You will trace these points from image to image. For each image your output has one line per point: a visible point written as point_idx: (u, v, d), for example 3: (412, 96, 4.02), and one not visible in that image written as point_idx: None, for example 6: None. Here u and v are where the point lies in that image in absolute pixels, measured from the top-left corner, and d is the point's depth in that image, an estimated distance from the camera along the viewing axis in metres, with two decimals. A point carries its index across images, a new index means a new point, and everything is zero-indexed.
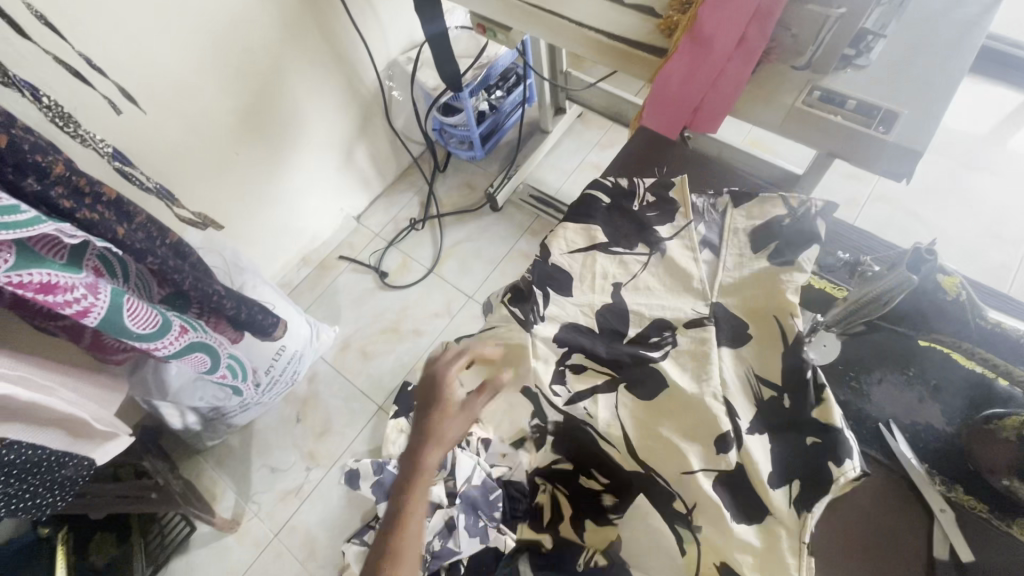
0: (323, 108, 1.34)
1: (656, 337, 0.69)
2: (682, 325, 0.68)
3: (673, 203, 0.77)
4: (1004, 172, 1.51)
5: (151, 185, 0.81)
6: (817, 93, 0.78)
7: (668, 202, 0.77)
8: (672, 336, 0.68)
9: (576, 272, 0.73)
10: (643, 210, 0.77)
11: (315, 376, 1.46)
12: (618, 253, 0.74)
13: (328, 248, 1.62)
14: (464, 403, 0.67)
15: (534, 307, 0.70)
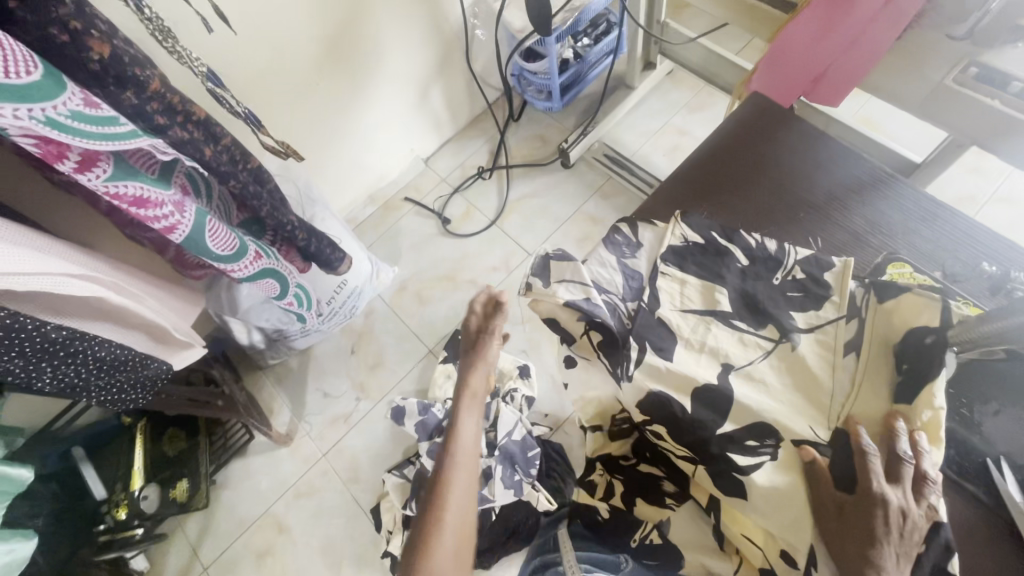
0: (405, 44, 1.31)
1: (756, 441, 0.56)
2: (787, 441, 0.56)
3: (827, 290, 0.62)
4: None
5: (238, 110, 0.80)
6: (973, 70, 0.66)
7: (819, 285, 0.63)
8: (774, 448, 0.56)
9: (683, 336, 0.61)
10: (783, 286, 0.64)
11: (371, 312, 1.50)
12: (740, 329, 0.61)
13: (395, 187, 1.62)
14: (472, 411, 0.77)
15: (625, 363, 0.60)
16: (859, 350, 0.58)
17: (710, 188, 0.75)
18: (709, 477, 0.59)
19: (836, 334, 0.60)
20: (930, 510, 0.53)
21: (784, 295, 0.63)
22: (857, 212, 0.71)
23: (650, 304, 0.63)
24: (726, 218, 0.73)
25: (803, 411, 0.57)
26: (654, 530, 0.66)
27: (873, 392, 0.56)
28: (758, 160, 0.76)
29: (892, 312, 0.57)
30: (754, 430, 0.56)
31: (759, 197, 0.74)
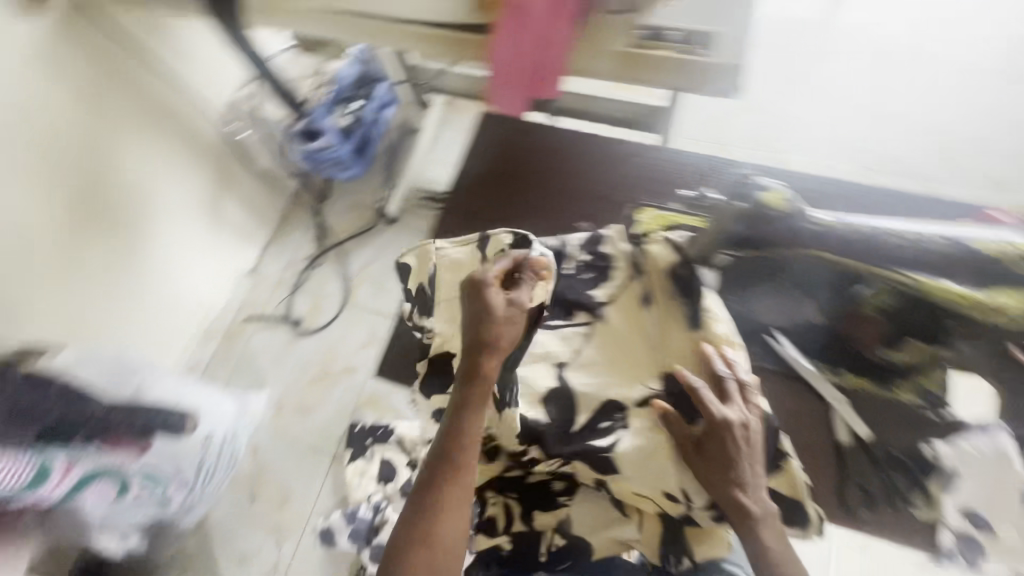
0: (164, 172, 1.23)
1: (607, 421, 0.68)
2: (632, 404, 0.69)
3: (608, 261, 0.76)
4: (843, 52, 1.60)
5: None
6: (640, 32, 0.78)
7: (601, 260, 0.76)
8: (623, 418, 0.68)
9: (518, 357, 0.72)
10: (578, 272, 0.76)
11: (256, 448, 1.37)
12: (557, 326, 0.75)
13: (228, 313, 1.51)
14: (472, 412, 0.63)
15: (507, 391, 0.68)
16: (653, 304, 0.71)
17: (495, 221, 0.80)
18: (586, 464, 0.68)
19: (632, 294, 0.74)
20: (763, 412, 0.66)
21: (578, 279, 0.76)
22: (613, 189, 0.82)
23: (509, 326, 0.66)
24: (518, 238, 0.79)
25: (630, 371, 0.71)
26: (557, 533, 0.71)
27: (675, 329, 0.69)
28: (523, 179, 0.83)
29: (656, 261, 0.70)
30: (605, 409, 0.69)
31: (537, 210, 0.81)
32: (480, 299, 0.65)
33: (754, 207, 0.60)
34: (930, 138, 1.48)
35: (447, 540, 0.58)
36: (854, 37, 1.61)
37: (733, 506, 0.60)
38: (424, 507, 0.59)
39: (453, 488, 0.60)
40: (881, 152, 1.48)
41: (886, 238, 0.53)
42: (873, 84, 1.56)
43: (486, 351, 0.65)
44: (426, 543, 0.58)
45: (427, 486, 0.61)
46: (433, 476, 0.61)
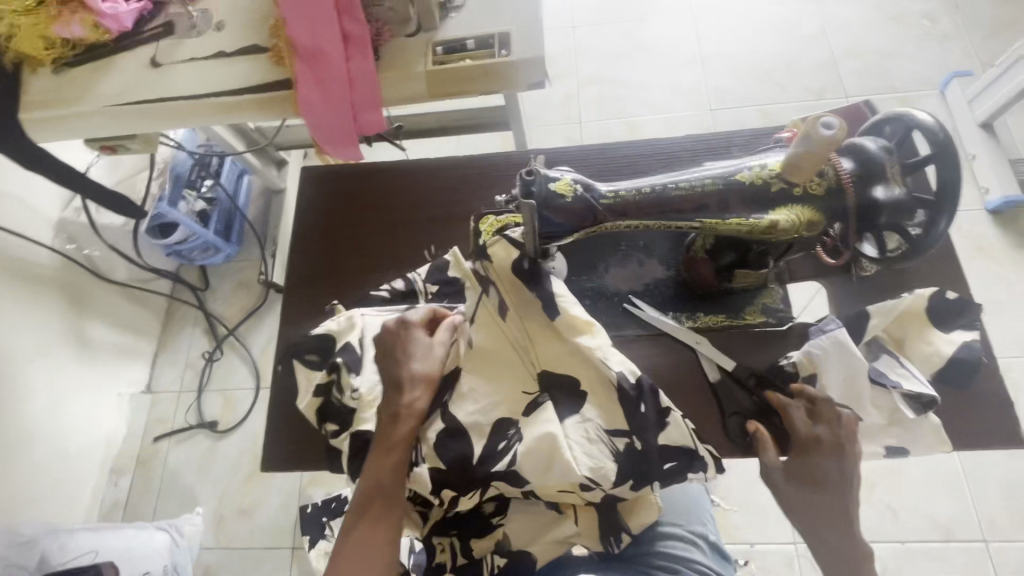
0: (2, 314, 1.10)
1: (503, 440, 0.55)
2: (522, 415, 0.56)
3: (457, 283, 0.62)
4: (659, 10, 1.72)
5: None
6: (441, 49, 0.80)
7: (450, 284, 0.61)
8: (518, 432, 0.55)
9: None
10: None
11: (208, 570, 1.27)
12: None
13: (135, 440, 1.38)
14: (396, 449, 0.52)
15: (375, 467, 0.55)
16: (507, 310, 0.58)
17: (322, 279, 0.67)
18: (502, 483, 0.55)
19: (488, 310, 0.59)
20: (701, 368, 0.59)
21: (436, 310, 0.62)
22: (437, 202, 0.69)
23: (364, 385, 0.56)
24: (358, 288, 0.66)
25: (510, 387, 0.58)
26: (497, 554, 0.60)
27: (541, 332, 0.58)
28: (339, 222, 0.69)
29: (498, 269, 0.58)
30: (499, 429, 0.56)
31: (360, 253, 0.68)
32: (405, 344, 0.55)
33: (541, 200, 0.49)
34: (753, 67, 1.62)
35: None
36: None
37: (668, 473, 0.53)
38: (331, 573, 0.50)
39: (366, 550, 0.50)
40: (716, 90, 1.61)
41: (676, 193, 0.51)
42: (693, 31, 1.68)
43: (412, 388, 0.54)
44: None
45: (343, 546, 0.51)
46: (349, 537, 0.51)
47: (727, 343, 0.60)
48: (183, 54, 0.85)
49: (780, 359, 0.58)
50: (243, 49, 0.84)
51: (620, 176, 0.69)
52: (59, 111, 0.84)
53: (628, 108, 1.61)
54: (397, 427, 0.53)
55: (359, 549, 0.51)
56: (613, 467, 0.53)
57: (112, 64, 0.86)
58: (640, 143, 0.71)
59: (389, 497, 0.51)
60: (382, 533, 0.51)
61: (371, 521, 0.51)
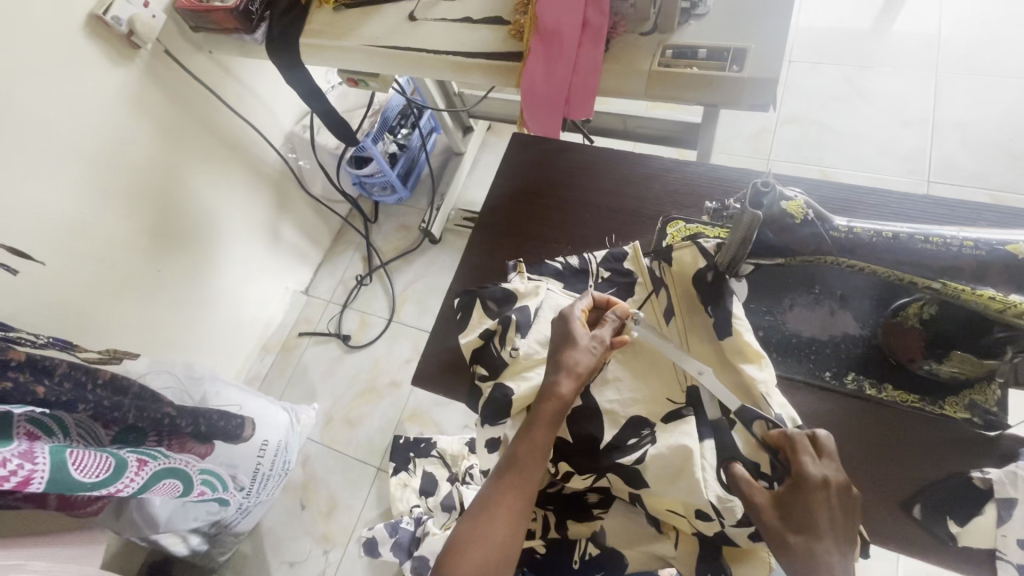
0: (231, 195, 1.34)
1: (634, 437, 0.56)
2: (660, 421, 0.56)
3: (630, 276, 0.62)
4: (897, 60, 1.55)
5: (41, 342, 0.79)
6: (670, 51, 0.80)
7: (622, 274, 0.62)
8: (652, 434, 0.55)
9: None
10: None
11: (308, 458, 1.44)
12: None
13: (286, 329, 1.61)
14: (540, 427, 0.53)
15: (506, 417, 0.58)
16: (673, 314, 0.59)
17: (504, 239, 0.72)
18: (618, 477, 0.56)
19: (655, 309, 0.60)
20: (875, 428, 0.53)
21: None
22: (627, 196, 0.71)
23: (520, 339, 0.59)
24: (533, 254, 0.70)
25: (657, 390, 0.57)
26: (592, 543, 0.62)
27: (703, 346, 0.57)
28: (531, 193, 0.74)
29: (679, 272, 0.58)
30: (631, 426, 0.56)
31: (543, 226, 0.71)
32: (565, 331, 0.55)
33: (767, 218, 0.50)
34: (995, 145, 1.40)
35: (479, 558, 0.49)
36: (909, 44, 1.55)
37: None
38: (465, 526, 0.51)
39: (498, 511, 0.51)
40: (941, 161, 1.41)
41: (920, 245, 0.48)
42: (932, 92, 1.49)
43: (563, 374, 0.54)
44: (450, 561, 0.49)
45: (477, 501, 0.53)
46: (484, 495, 0.52)
47: (918, 426, 0.53)
48: (437, 13, 0.96)
49: (972, 471, 0.50)
50: (487, 19, 0.92)
51: (841, 213, 0.65)
52: (330, 41, 0.99)
53: (827, 157, 1.48)
54: (543, 406, 0.53)
55: (489, 504, 0.52)
56: (741, 504, 0.50)
57: (379, 11, 1.00)
58: (858, 190, 0.66)
59: (529, 470, 0.52)
60: (515, 500, 0.52)
61: (508, 489, 0.52)
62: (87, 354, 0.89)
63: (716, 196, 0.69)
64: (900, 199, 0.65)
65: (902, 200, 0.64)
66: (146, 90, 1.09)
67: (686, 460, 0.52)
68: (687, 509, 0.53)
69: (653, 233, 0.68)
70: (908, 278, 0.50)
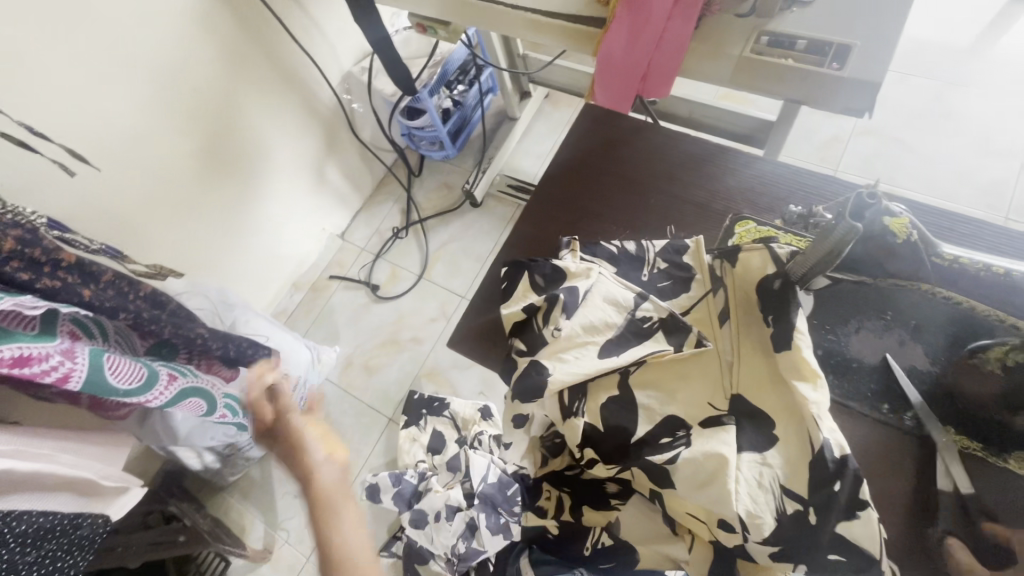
0: (282, 129, 1.33)
1: (668, 436, 0.54)
2: (698, 424, 0.54)
3: (689, 271, 0.59)
4: (996, 83, 1.43)
5: (94, 247, 0.80)
6: (765, 39, 0.75)
7: (680, 268, 0.59)
8: (687, 437, 0.53)
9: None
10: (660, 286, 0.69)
11: (323, 398, 1.47)
12: None
13: (317, 270, 1.62)
14: None
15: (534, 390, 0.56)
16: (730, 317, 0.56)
17: (560, 215, 0.69)
18: (644, 473, 0.54)
19: (709, 309, 0.58)
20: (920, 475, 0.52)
21: (654, 288, 0.60)
22: (696, 188, 0.68)
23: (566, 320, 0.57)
24: (588, 234, 0.67)
25: (700, 392, 0.55)
26: (605, 532, 0.62)
27: (755, 355, 0.55)
28: (596, 169, 0.71)
29: (741, 275, 0.56)
30: (667, 425, 0.55)
31: (604, 206, 0.69)
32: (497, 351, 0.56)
33: (865, 232, 0.48)
34: None
35: None
36: (1013, 67, 1.43)
37: (827, 562, 0.47)
38: None
39: None
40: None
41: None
42: None
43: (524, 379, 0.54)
44: None
45: None
46: None
47: (980, 479, 0.50)
48: None
49: None
50: None
51: (942, 229, 0.61)
52: None
53: (898, 178, 1.39)
54: None
55: None
56: (770, 523, 0.48)
57: None
58: (947, 217, 0.61)
59: None
60: None
61: None
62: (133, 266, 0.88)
63: (793, 199, 0.65)
64: (994, 234, 0.60)
65: (997, 236, 0.59)
66: (215, 9, 1.07)
67: (721, 471, 0.50)
68: (711, 517, 0.52)
69: (718, 229, 0.65)
70: (999, 317, 0.48)
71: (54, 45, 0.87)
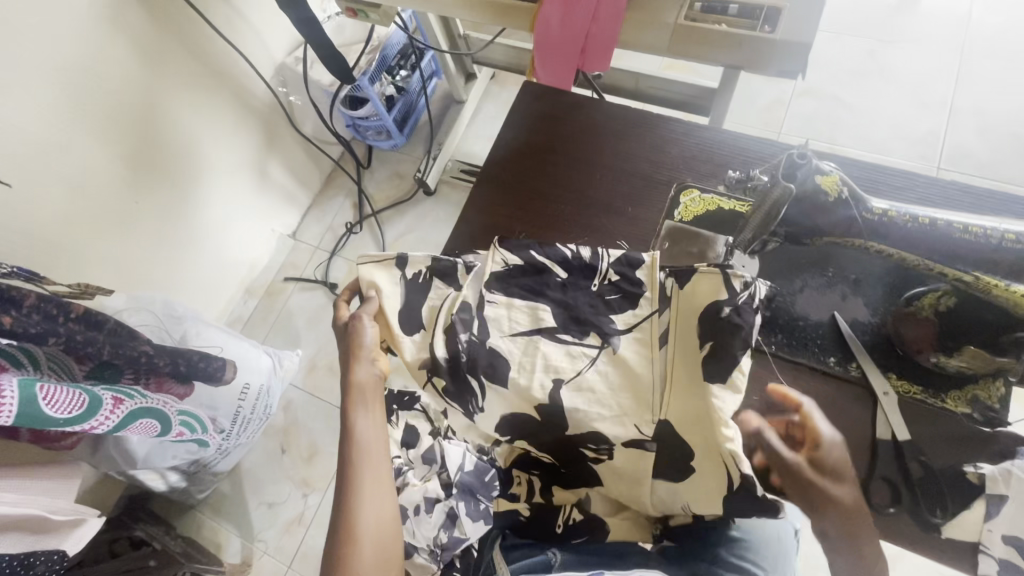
0: (215, 126, 1.26)
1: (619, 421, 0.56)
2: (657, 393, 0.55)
3: (640, 287, 0.57)
4: (921, 38, 1.48)
5: (6, 271, 0.74)
6: (699, 5, 0.74)
7: (632, 283, 0.57)
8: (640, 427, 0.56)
9: (515, 360, 0.58)
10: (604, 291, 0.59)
11: (289, 404, 1.43)
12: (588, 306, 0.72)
13: (272, 273, 1.56)
14: (365, 397, 0.56)
15: (471, 398, 0.59)
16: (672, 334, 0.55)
17: (508, 196, 0.68)
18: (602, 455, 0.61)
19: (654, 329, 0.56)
20: (863, 423, 0.54)
21: (603, 303, 0.58)
22: (640, 161, 0.68)
23: (479, 334, 0.58)
24: (538, 213, 0.67)
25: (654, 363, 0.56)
26: (575, 508, 0.68)
27: (688, 381, 0.54)
28: (540, 150, 0.70)
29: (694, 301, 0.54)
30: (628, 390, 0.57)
31: (552, 184, 0.68)
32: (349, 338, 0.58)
33: (799, 193, 0.51)
34: (1010, 135, 1.37)
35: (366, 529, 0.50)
36: (935, 22, 1.49)
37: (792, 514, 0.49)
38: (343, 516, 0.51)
39: (359, 487, 0.52)
40: (952, 148, 1.38)
41: (957, 234, 0.50)
42: (953, 75, 1.44)
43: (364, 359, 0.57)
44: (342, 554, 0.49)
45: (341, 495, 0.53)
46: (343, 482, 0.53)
47: (920, 420, 0.53)
48: None
49: (965, 465, 0.52)
50: None
51: (878, 187, 0.62)
52: None
53: (838, 136, 1.43)
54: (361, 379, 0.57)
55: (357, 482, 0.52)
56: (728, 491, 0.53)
57: None
58: (881, 171, 0.63)
59: (372, 435, 0.55)
60: (372, 468, 0.53)
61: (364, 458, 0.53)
62: (59, 286, 0.83)
63: (735, 163, 0.66)
64: (927, 186, 0.62)
65: (929, 187, 0.62)
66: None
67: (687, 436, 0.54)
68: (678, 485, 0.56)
69: (664, 201, 0.66)
70: (936, 268, 0.50)
71: None
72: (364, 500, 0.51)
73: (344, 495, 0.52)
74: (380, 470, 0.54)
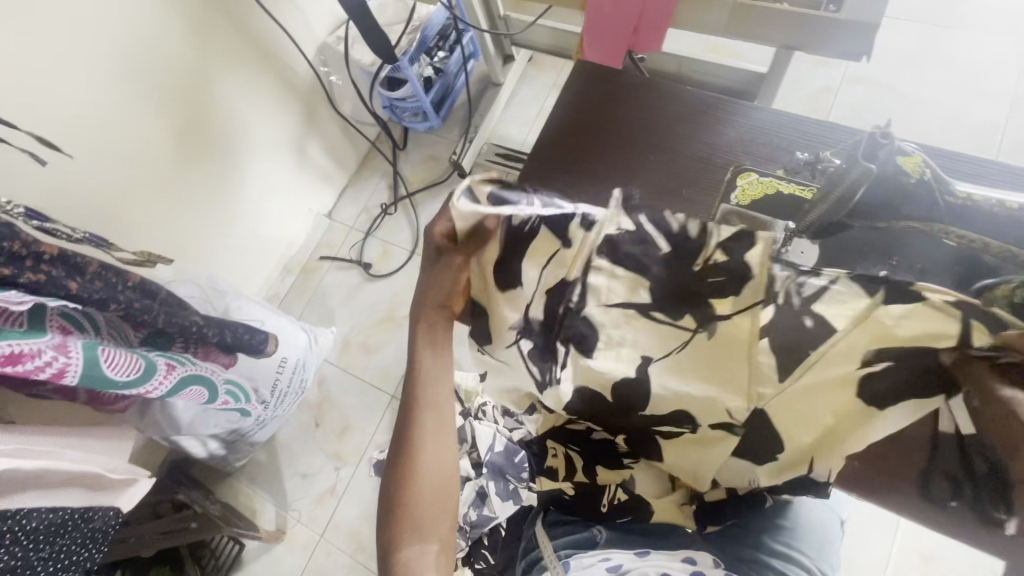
0: (259, 103, 1.27)
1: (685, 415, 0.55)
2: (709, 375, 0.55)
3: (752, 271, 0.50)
4: (982, 25, 1.41)
5: (78, 237, 0.77)
6: None
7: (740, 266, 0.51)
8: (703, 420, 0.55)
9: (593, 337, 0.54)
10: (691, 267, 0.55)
11: (323, 379, 1.47)
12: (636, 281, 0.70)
13: (308, 251, 1.58)
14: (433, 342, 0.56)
15: (552, 368, 0.56)
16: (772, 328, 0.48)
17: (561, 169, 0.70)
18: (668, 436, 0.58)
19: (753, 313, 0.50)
20: None
21: None
22: (695, 142, 0.69)
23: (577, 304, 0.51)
24: (591, 188, 0.69)
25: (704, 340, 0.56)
26: (620, 489, 0.66)
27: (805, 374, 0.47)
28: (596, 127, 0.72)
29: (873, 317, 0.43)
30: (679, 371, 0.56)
31: (604, 161, 0.69)
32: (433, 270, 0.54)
33: (882, 172, 0.53)
34: None
35: (428, 481, 0.54)
36: (998, 8, 1.41)
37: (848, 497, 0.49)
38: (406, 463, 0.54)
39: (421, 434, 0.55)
40: (1012, 140, 1.31)
41: None
42: (1015, 63, 1.37)
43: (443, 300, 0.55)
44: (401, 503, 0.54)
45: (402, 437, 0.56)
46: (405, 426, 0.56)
47: None
48: None
49: None
50: None
51: (955, 174, 0.64)
52: None
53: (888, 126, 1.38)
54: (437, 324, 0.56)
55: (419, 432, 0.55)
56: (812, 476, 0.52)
57: None
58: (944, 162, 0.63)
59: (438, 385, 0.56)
60: (434, 417, 0.56)
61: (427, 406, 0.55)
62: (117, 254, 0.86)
63: (793, 145, 0.66)
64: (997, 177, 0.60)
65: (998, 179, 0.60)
66: None
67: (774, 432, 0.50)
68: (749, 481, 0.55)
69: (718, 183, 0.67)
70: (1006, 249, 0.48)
71: (7, 25, 0.83)
72: (425, 452, 0.55)
73: (405, 440, 0.55)
74: (442, 420, 0.56)
